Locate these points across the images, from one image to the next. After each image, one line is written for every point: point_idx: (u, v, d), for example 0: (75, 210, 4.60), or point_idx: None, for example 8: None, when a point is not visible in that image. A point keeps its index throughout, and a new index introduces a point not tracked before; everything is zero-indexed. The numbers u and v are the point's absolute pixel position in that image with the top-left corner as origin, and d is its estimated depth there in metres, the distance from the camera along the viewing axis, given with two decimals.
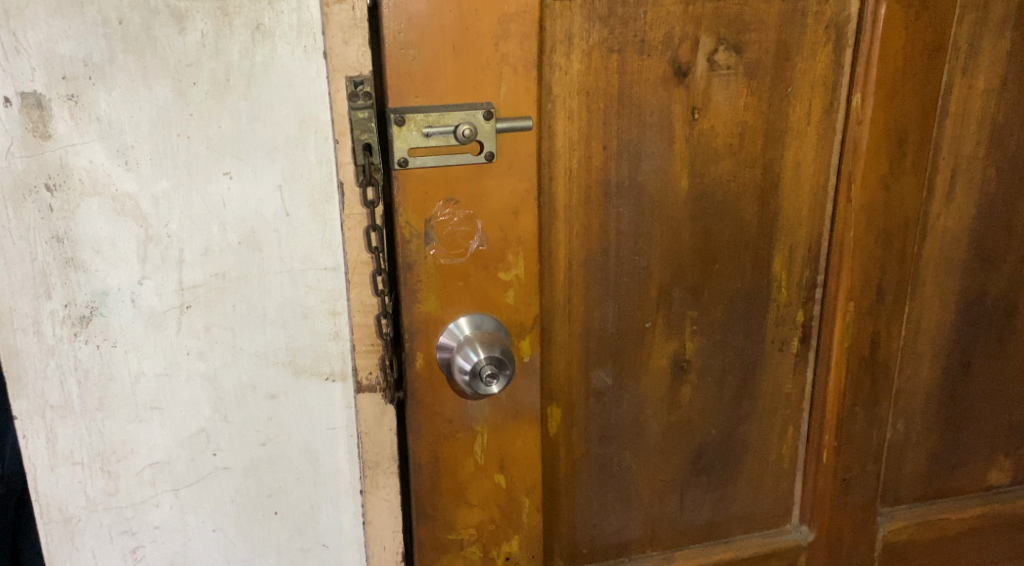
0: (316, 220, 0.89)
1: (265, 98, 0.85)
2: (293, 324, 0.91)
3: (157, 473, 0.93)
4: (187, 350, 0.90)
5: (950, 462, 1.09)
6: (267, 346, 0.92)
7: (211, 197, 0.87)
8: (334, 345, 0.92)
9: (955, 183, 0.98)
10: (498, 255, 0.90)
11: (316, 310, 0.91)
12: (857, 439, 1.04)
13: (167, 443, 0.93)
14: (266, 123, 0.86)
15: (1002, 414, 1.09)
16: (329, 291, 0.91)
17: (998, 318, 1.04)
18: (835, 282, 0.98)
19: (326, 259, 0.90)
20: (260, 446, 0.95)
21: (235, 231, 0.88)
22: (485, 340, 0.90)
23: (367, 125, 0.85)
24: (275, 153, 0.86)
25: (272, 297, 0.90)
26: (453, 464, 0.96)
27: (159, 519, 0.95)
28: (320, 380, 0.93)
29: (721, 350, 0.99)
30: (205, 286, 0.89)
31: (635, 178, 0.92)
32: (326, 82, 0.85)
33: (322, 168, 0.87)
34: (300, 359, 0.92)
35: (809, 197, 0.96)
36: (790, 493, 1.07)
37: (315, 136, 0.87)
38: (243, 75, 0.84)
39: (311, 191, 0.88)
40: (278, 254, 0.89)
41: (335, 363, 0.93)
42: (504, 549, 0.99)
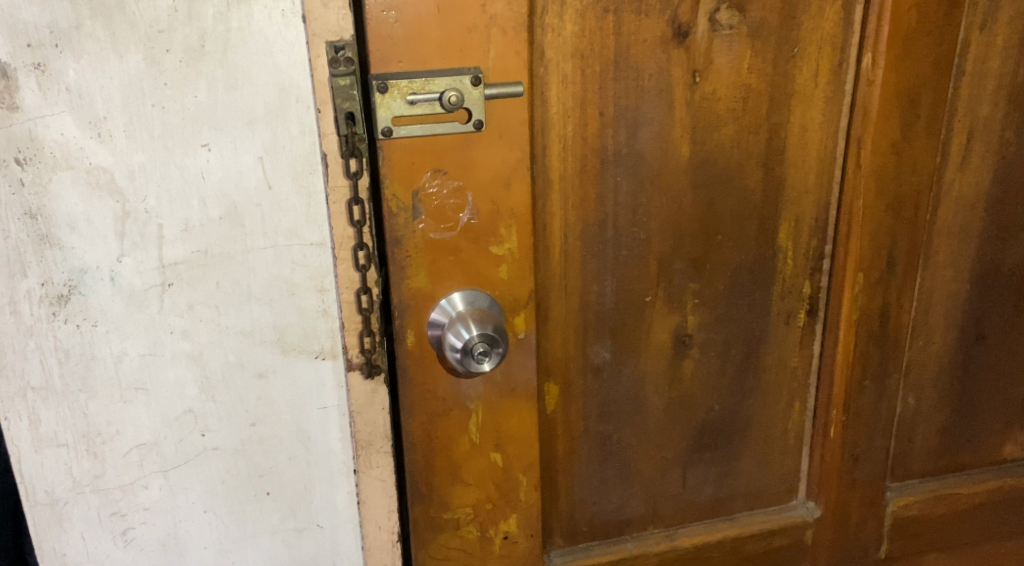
0: (301, 193, 0.85)
1: (243, 66, 0.81)
2: (279, 301, 0.88)
3: (145, 455, 0.91)
4: (170, 328, 0.87)
5: (963, 436, 1.05)
6: (253, 324, 0.89)
7: (190, 170, 0.83)
8: (323, 323, 0.90)
9: (971, 147, 0.93)
10: (490, 228, 0.86)
11: (303, 287, 0.88)
12: (866, 413, 1.00)
13: (153, 424, 0.90)
14: (244, 91, 0.82)
15: (1019, 387, 1.05)
16: (316, 267, 0.88)
17: (1015, 287, 1.00)
18: (844, 252, 0.94)
19: (312, 234, 0.87)
20: (249, 426, 0.92)
21: (216, 205, 0.85)
22: (478, 318, 0.87)
23: (349, 93, 0.82)
24: (255, 124, 0.83)
25: (257, 274, 0.87)
26: (447, 443, 0.93)
27: (149, 501, 0.92)
28: (309, 358, 0.91)
29: (724, 323, 0.96)
30: (187, 263, 0.86)
31: (633, 146, 0.88)
32: (305, 48, 0.81)
33: (304, 138, 0.84)
34: (288, 336, 0.90)
35: (817, 163, 0.92)
36: (796, 469, 1.03)
37: (295, 104, 0.83)
38: (218, 42, 0.80)
39: (295, 163, 0.84)
40: (262, 229, 0.86)
41: (325, 341, 0.90)
42: (502, 528, 0.97)
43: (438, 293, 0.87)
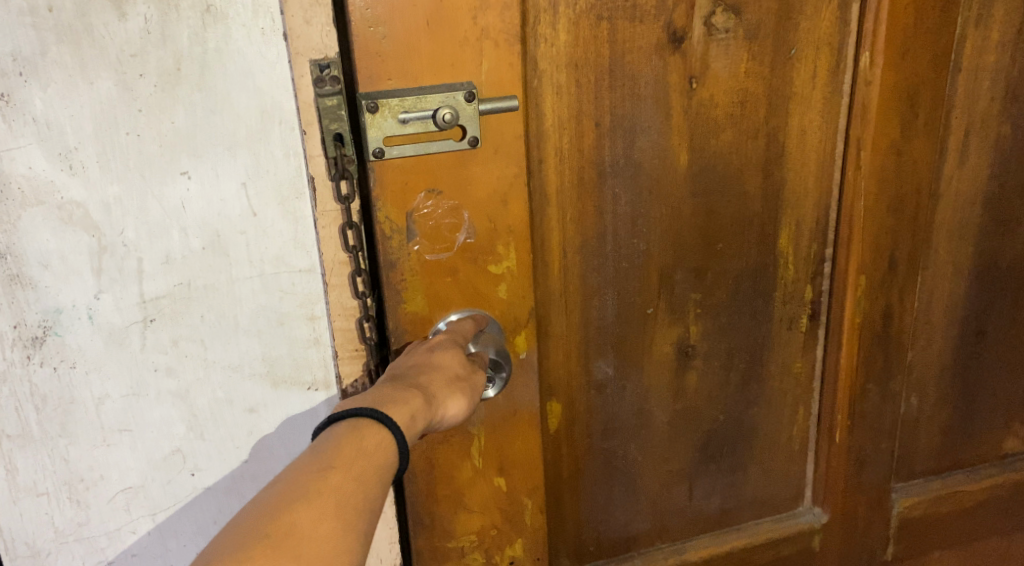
0: (287, 218, 0.81)
1: (221, 88, 0.77)
2: (268, 332, 0.84)
3: (131, 499, 0.87)
4: (154, 366, 0.83)
5: (964, 433, 1.04)
6: (241, 357, 0.84)
7: (169, 200, 0.79)
8: (314, 352, 0.86)
9: (968, 144, 0.92)
10: (487, 247, 0.83)
11: (294, 316, 0.84)
12: (872, 416, 0.99)
13: (139, 467, 0.86)
14: (224, 115, 0.78)
15: (1019, 383, 1.04)
16: (305, 294, 0.84)
17: (1013, 282, 0.99)
18: (846, 255, 0.92)
19: (300, 260, 0.83)
20: (240, 463, 0.88)
21: (198, 235, 0.80)
22: (480, 341, 0.84)
23: (337, 113, 0.78)
24: (237, 148, 0.79)
25: (244, 305, 0.83)
26: (449, 470, 0.89)
27: (137, 546, 0.89)
28: (301, 390, 0.86)
29: (727, 332, 0.93)
30: (169, 297, 0.81)
31: (631, 156, 0.85)
32: (287, 67, 0.77)
33: (289, 162, 0.80)
34: (278, 369, 0.85)
35: (816, 166, 0.90)
36: (801, 475, 1.02)
37: (279, 126, 0.79)
38: (195, 64, 0.76)
39: (279, 187, 0.80)
40: (247, 258, 0.82)
41: (317, 371, 0.86)
42: (508, 553, 0.94)
43: (436, 316, 0.84)
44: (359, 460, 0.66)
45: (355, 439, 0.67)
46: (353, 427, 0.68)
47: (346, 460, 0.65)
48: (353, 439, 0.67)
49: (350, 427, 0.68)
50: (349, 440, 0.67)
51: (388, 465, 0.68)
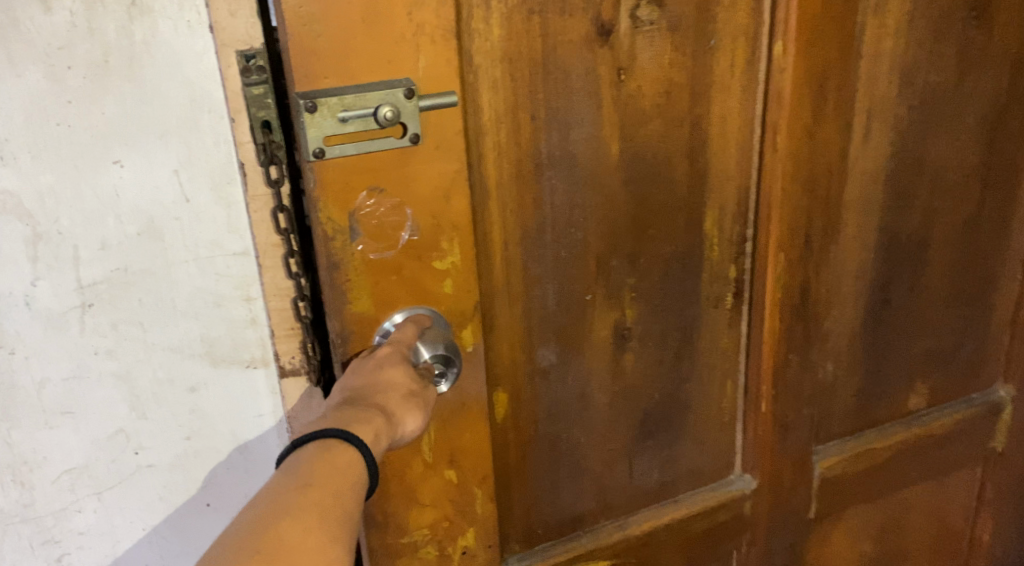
0: (219, 204, 0.86)
1: (150, 79, 0.81)
2: (205, 314, 0.89)
3: (76, 479, 0.91)
4: (94, 349, 0.87)
5: (875, 394, 1.12)
6: (180, 339, 0.89)
7: (103, 189, 0.83)
8: (251, 332, 0.90)
9: (871, 125, 0.98)
10: (431, 243, 0.84)
11: (229, 298, 0.89)
12: (793, 384, 1.04)
13: (83, 447, 0.90)
14: (154, 105, 0.82)
15: (920, 343, 1.12)
16: (240, 277, 0.88)
17: (913, 252, 1.07)
18: (766, 233, 0.97)
19: (233, 244, 0.87)
20: (183, 440, 0.93)
21: (133, 222, 0.84)
22: (429, 336, 0.84)
23: (264, 101, 0.82)
24: (168, 137, 0.83)
25: (180, 288, 0.87)
26: (401, 466, 0.89)
27: (84, 523, 0.94)
28: (240, 368, 0.91)
29: (660, 314, 0.97)
30: (107, 282, 0.85)
31: (566, 147, 0.87)
32: (213, 58, 0.81)
33: (219, 149, 0.84)
34: (216, 349, 0.90)
35: (737, 150, 0.94)
36: (732, 444, 1.07)
37: (208, 115, 0.83)
38: (123, 56, 0.80)
39: (211, 174, 0.85)
40: (182, 243, 0.86)
41: (254, 350, 0.91)
42: (460, 544, 0.94)
43: (383, 314, 0.84)
44: (332, 478, 0.70)
45: (327, 458, 0.71)
46: (323, 447, 0.71)
47: (321, 479, 0.69)
48: (324, 459, 0.71)
49: (320, 447, 0.71)
50: (321, 460, 0.71)
51: (359, 482, 0.72)
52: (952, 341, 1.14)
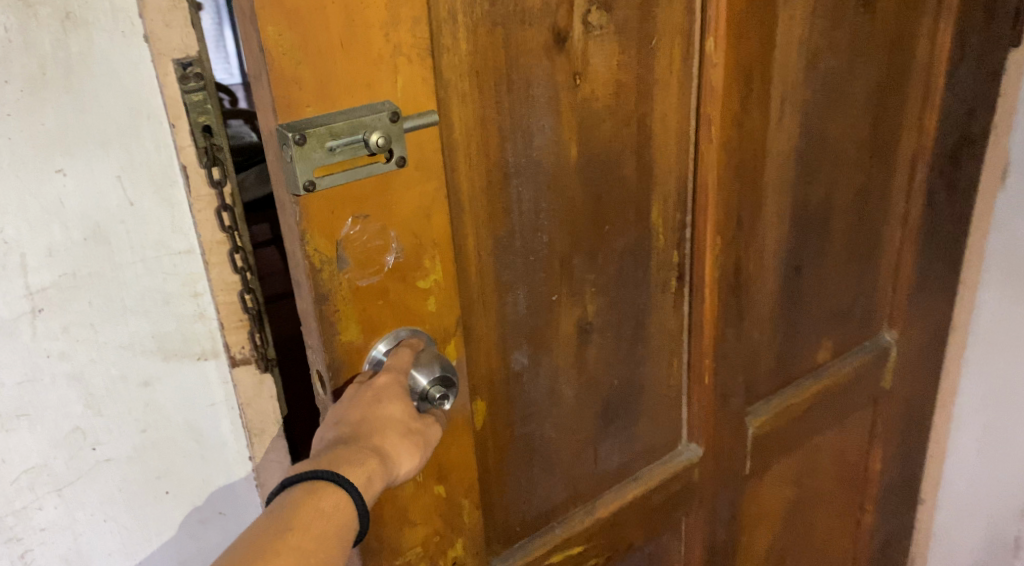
0: (163, 205, 0.95)
1: (88, 89, 0.89)
2: (155, 312, 0.98)
3: (36, 478, 0.98)
4: (47, 353, 0.94)
5: (792, 353, 1.21)
6: (131, 337, 0.97)
7: (48, 198, 0.90)
8: (200, 325, 1.00)
9: (785, 109, 1.06)
10: (415, 263, 0.82)
11: (177, 295, 0.98)
12: (730, 355, 1.11)
13: (42, 447, 0.97)
14: (94, 113, 0.90)
15: (825, 302, 1.22)
16: (187, 274, 0.98)
17: (818, 220, 1.16)
18: (704, 219, 1.03)
19: (178, 243, 0.97)
20: (139, 433, 1.01)
21: (79, 228, 0.92)
22: (425, 360, 0.82)
23: (203, 106, 0.92)
24: (109, 144, 0.91)
25: (129, 289, 0.96)
26: (393, 490, 0.87)
27: (45, 520, 1.01)
28: (191, 360, 1.01)
29: (617, 305, 1.00)
30: (56, 287, 0.93)
31: (530, 155, 0.88)
32: (150, 67, 0.91)
33: (160, 152, 0.93)
34: (166, 343, 0.99)
35: (676, 142, 0.99)
36: (679, 417, 1.12)
37: (148, 121, 0.92)
38: (61, 68, 0.88)
39: (152, 176, 0.93)
40: (128, 246, 0.95)
41: (204, 342, 1.01)
42: (451, 554, 0.93)
43: (371, 340, 0.81)
44: (317, 522, 0.71)
45: (314, 500, 0.72)
46: (312, 488, 0.73)
47: (303, 523, 0.71)
48: (310, 501, 0.72)
49: (307, 488, 0.73)
50: (307, 502, 0.72)
51: (347, 523, 0.73)
52: (850, 297, 1.25)
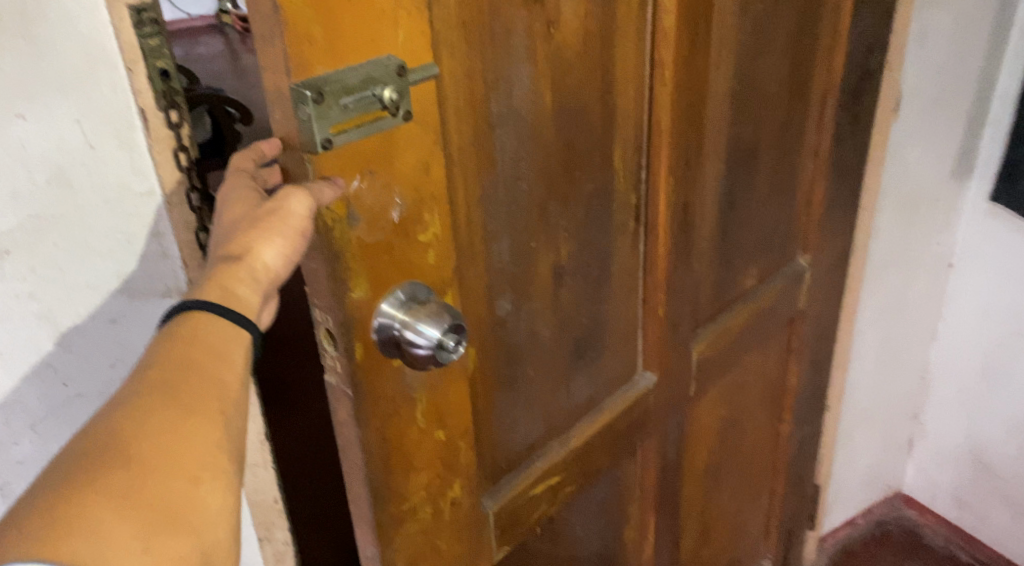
0: (123, 148, 0.91)
1: (44, 34, 0.84)
2: (119, 251, 0.94)
3: (9, 413, 0.96)
4: (15, 292, 0.90)
5: (724, 279, 1.28)
6: (97, 276, 0.94)
7: (8, 141, 0.85)
8: (164, 264, 0.97)
9: (722, 52, 1.12)
10: (416, 217, 0.83)
11: (141, 234, 0.94)
12: (680, 288, 1.17)
13: (13, 384, 0.95)
14: (50, 60, 0.85)
15: (753, 232, 1.30)
16: (149, 214, 0.94)
17: (748, 156, 1.24)
18: (658, 160, 1.08)
19: (139, 184, 0.93)
20: (110, 367, 0.99)
21: (41, 171, 0.87)
22: (431, 311, 0.83)
23: (160, 50, 0.90)
24: (67, 90, 0.86)
25: (94, 229, 0.92)
26: (399, 439, 0.88)
27: (21, 454, 0.99)
28: (156, 298, 0.98)
29: (585, 247, 1.04)
30: (21, 229, 0.88)
31: (511, 105, 0.91)
32: (105, 11, 0.86)
33: (118, 97, 0.89)
34: (133, 282, 0.96)
35: (633, 87, 1.03)
36: (635, 349, 1.16)
37: (104, 66, 0.87)
38: (16, 13, 0.82)
39: (112, 121, 0.89)
40: (91, 188, 0.90)
41: (168, 279, 0.98)
42: (451, 496, 0.95)
43: (378, 297, 0.82)
44: (186, 368, 0.73)
45: (183, 342, 0.74)
46: (179, 331, 0.75)
47: (171, 371, 0.73)
48: (179, 344, 0.74)
49: (175, 330, 0.75)
50: (176, 345, 0.74)
51: (221, 367, 0.75)
52: (772, 226, 1.34)
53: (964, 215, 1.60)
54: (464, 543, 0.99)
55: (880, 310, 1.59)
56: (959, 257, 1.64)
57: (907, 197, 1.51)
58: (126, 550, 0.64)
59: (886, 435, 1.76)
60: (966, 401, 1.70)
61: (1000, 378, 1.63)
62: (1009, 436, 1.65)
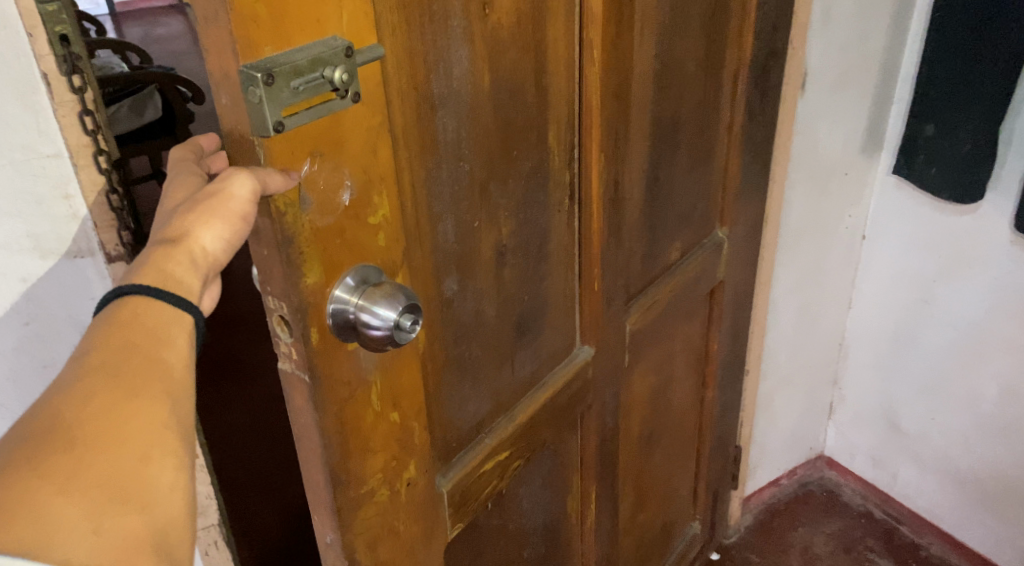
0: (26, 111, 0.92)
1: None
2: (28, 212, 0.95)
3: None
4: None
5: (652, 252, 1.31)
6: (6, 237, 0.95)
7: None
8: (74, 226, 0.98)
9: (645, 32, 1.16)
10: (366, 199, 0.83)
11: (49, 197, 0.96)
12: (613, 263, 1.20)
13: None
14: None
15: (678, 206, 1.34)
16: (58, 176, 0.95)
17: (672, 133, 1.28)
18: (589, 139, 1.11)
19: (45, 147, 0.94)
20: (24, 325, 1.01)
21: None
22: (386, 293, 0.83)
23: (58, 15, 0.89)
24: None
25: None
26: (356, 422, 0.88)
27: None
28: (69, 259, 0.99)
29: (524, 224, 1.06)
30: None
31: (451, 85, 0.92)
32: None
33: (18, 61, 0.90)
34: (44, 242, 0.97)
35: (564, 68, 1.06)
36: (573, 324, 1.19)
37: (3, 30, 0.88)
38: None
39: (14, 85, 0.90)
40: None
41: (80, 242, 0.99)
42: (407, 476, 0.96)
43: (332, 282, 0.82)
44: (126, 351, 0.72)
45: (122, 325, 0.73)
46: (119, 312, 0.74)
47: (111, 355, 0.72)
48: (118, 326, 0.73)
49: (115, 311, 0.74)
50: (115, 328, 0.73)
51: (164, 348, 0.74)
52: (694, 200, 1.37)
53: (873, 188, 1.67)
54: (421, 523, 1.00)
55: (794, 283, 1.65)
56: (870, 230, 1.71)
57: (817, 171, 1.57)
58: (76, 533, 0.66)
59: (806, 401, 1.84)
60: (878, 366, 1.79)
61: (908, 343, 1.71)
62: (917, 397, 1.73)
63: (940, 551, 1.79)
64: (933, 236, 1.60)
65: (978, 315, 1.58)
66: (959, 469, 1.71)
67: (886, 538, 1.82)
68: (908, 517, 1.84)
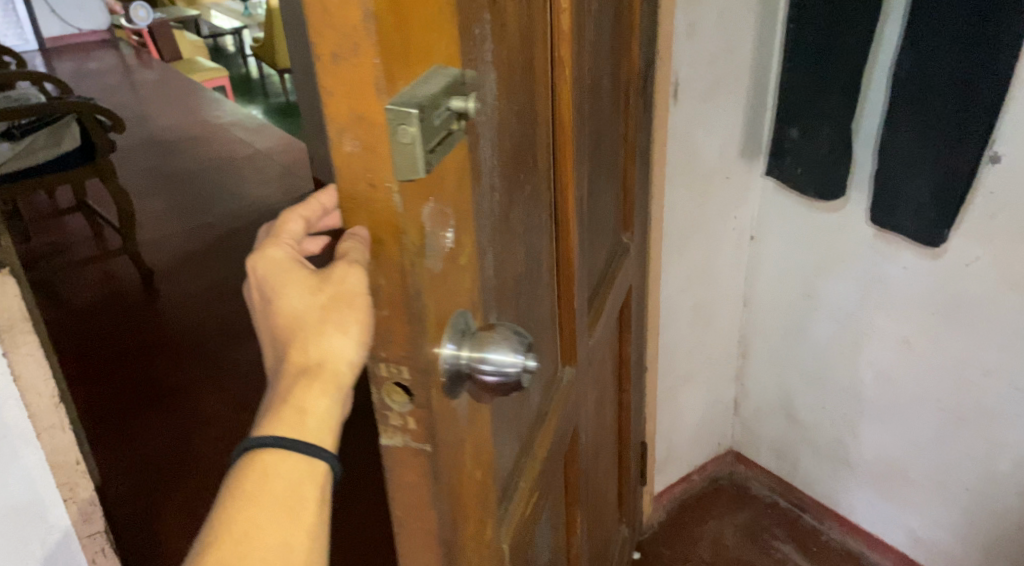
0: None
1: None
2: None
3: None
4: None
5: (594, 266, 1.31)
6: None
7: None
8: None
9: (586, 45, 1.15)
10: (460, 240, 0.74)
11: None
12: (580, 279, 1.19)
13: None
14: None
15: (603, 218, 1.35)
16: None
17: (598, 145, 1.29)
18: (561, 156, 1.08)
19: None
20: None
21: None
22: (494, 337, 0.76)
23: None
24: None
25: None
26: (459, 490, 0.79)
27: None
28: None
29: (529, 250, 1.02)
30: None
31: (487, 110, 0.86)
32: None
33: None
34: None
35: (543, 85, 1.02)
36: (557, 347, 1.16)
37: None
38: None
39: None
40: None
41: None
42: (487, 537, 0.88)
43: (442, 337, 0.73)
44: (250, 526, 0.75)
45: (250, 493, 0.76)
46: (248, 477, 0.76)
47: (236, 530, 0.75)
48: (246, 495, 0.76)
49: (245, 474, 0.77)
50: (242, 495, 0.76)
51: (287, 520, 0.76)
52: (610, 211, 1.39)
53: (756, 189, 1.74)
54: None
55: (685, 282, 1.73)
56: (756, 229, 1.78)
57: (696, 175, 1.63)
58: None
59: (700, 396, 1.90)
60: (771, 359, 1.87)
61: (795, 335, 1.80)
62: (806, 387, 1.83)
63: (839, 534, 1.90)
64: (812, 231, 1.68)
65: (855, 304, 1.67)
66: (849, 453, 1.81)
67: (792, 528, 1.93)
68: (810, 504, 1.94)
